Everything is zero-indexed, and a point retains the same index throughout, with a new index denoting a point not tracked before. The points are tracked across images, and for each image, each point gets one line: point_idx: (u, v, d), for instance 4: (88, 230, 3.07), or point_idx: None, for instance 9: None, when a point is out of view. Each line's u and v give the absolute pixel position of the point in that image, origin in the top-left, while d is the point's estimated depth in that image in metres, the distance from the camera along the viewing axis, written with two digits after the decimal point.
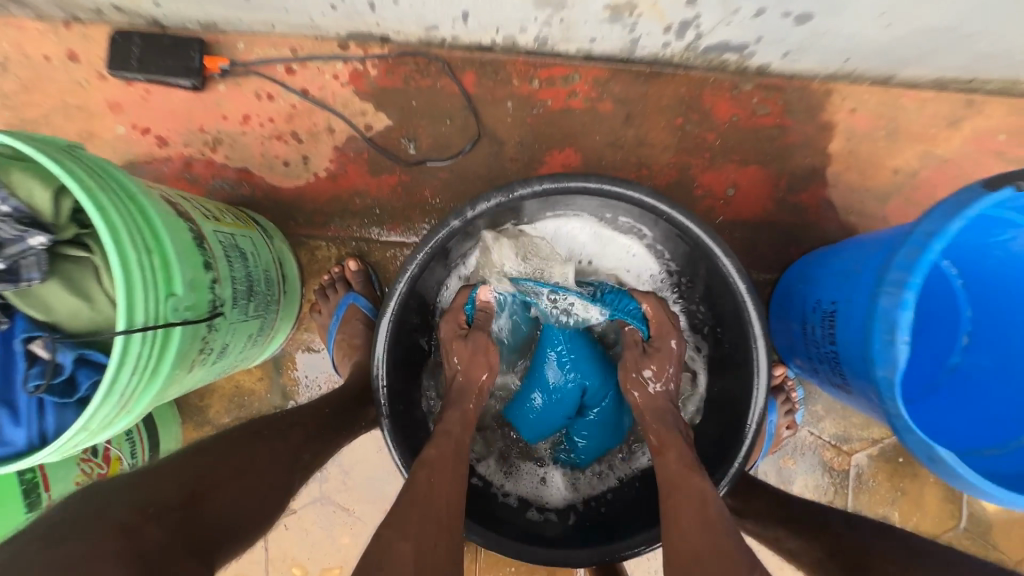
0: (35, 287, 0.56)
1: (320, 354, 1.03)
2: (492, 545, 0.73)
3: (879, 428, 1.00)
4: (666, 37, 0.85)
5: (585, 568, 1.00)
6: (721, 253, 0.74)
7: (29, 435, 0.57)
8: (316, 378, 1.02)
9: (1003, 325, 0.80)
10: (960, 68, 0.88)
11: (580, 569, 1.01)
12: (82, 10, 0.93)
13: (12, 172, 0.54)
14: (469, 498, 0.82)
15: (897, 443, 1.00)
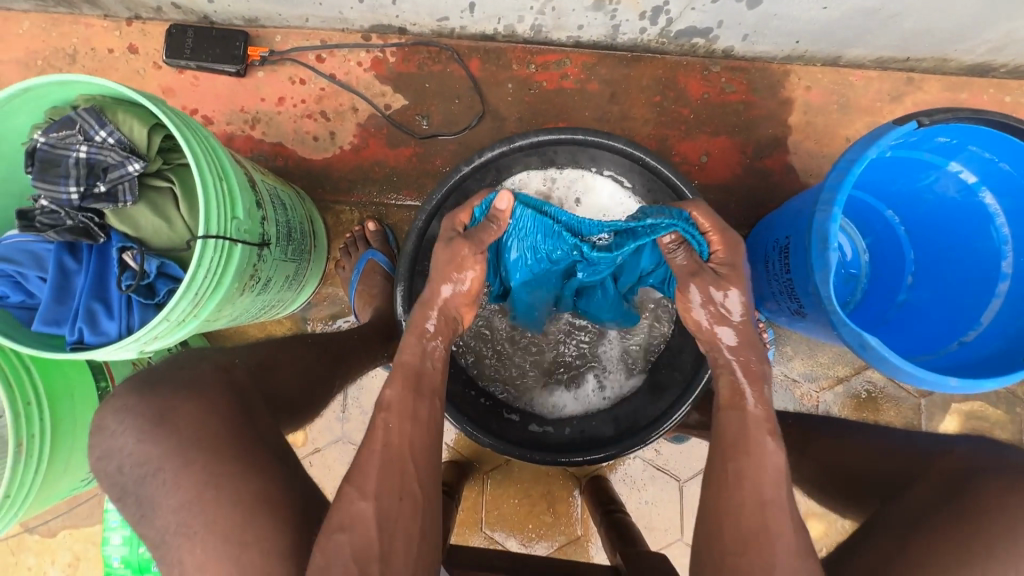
0: (128, 207, 0.69)
1: (342, 307, 1.15)
2: (500, 449, 0.84)
3: (843, 367, 1.11)
4: (642, 23, 1.00)
5: (581, 494, 1.12)
6: (689, 193, 0.86)
7: (120, 327, 0.69)
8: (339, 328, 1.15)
9: (939, 260, 0.92)
10: (895, 47, 1.03)
11: (576, 495, 1.13)
12: (144, 9, 1.10)
13: (117, 112, 0.68)
14: (479, 415, 0.91)
15: (860, 380, 1.11)
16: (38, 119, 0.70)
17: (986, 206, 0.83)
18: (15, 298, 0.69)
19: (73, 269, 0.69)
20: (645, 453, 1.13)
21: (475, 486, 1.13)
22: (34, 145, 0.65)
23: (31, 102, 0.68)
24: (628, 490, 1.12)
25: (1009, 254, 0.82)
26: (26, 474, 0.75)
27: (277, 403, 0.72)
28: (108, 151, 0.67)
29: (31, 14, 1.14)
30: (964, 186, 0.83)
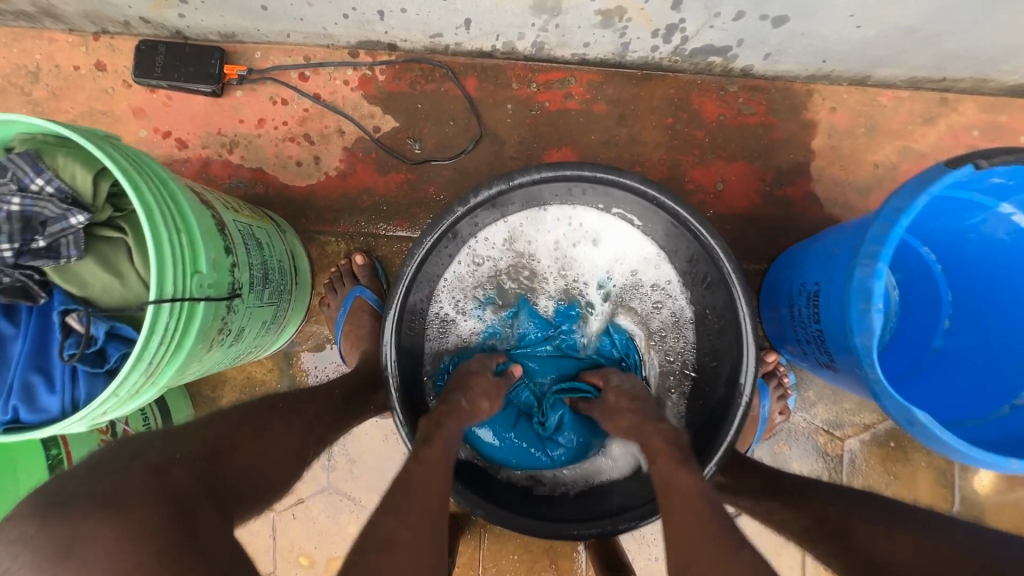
0: (73, 263, 0.61)
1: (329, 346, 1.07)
2: (495, 519, 0.77)
3: (870, 412, 1.03)
4: (654, 41, 0.91)
5: (587, 550, 1.03)
6: (707, 235, 0.77)
7: (62, 402, 0.61)
8: (325, 369, 1.06)
9: (982, 306, 0.84)
10: (931, 68, 0.94)
11: (582, 552, 1.04)
12: (111, 23, 1.00)
13: (57, 156, 0.59)
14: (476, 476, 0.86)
15: (888, 427, 1.02)
16: None
17: None
18: None
19: (10, 335, 0.61)
20: None
21: (471, 541, 1.05)
22: None
23: None
24: (636, 545, 1.04)
25: None
26: None
27: (235, 494, 0.62)
28: (45, 202, 0.58)
29: None
30: (1016, 229, 0.75)
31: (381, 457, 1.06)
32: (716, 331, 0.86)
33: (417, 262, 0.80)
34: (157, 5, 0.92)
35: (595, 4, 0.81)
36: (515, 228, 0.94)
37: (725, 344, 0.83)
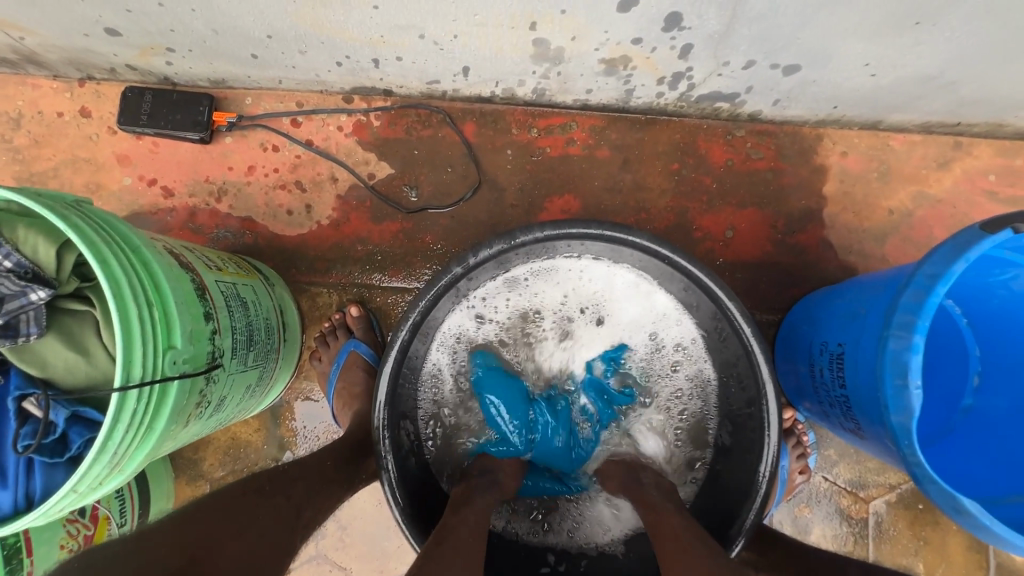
0: (33, 342, 0.55)
1: (319, 404, 1.01)
2: None
3: (896, 472, 0.96)
4: (659, 88, 0.88)
5: None
6: (724, 295, 0.73)
7: (15, 498, 0.55)
8: (314, 429, 1.00)
9: (1014, 366, 0.79)
10: (946, 113, 0.90)
11: None
12: (96, 70, 0.97)
13: (18, 227, 0.54)
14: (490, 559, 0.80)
15: (916, 488, 0.96)
16: None
17: None
18: None
19: None
20: None
21: None
22: None
23: None
24: None
25: None
26: None
27: None
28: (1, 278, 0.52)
29: None
30: None
31: (374, 524, 0.98)
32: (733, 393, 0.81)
33: (411, 325, 0.75)
34: (142, 53, 0.88)
35: (599, 53, 0.78)
36: (520, 278, 0.89)
37: (749, 410, 0.78)
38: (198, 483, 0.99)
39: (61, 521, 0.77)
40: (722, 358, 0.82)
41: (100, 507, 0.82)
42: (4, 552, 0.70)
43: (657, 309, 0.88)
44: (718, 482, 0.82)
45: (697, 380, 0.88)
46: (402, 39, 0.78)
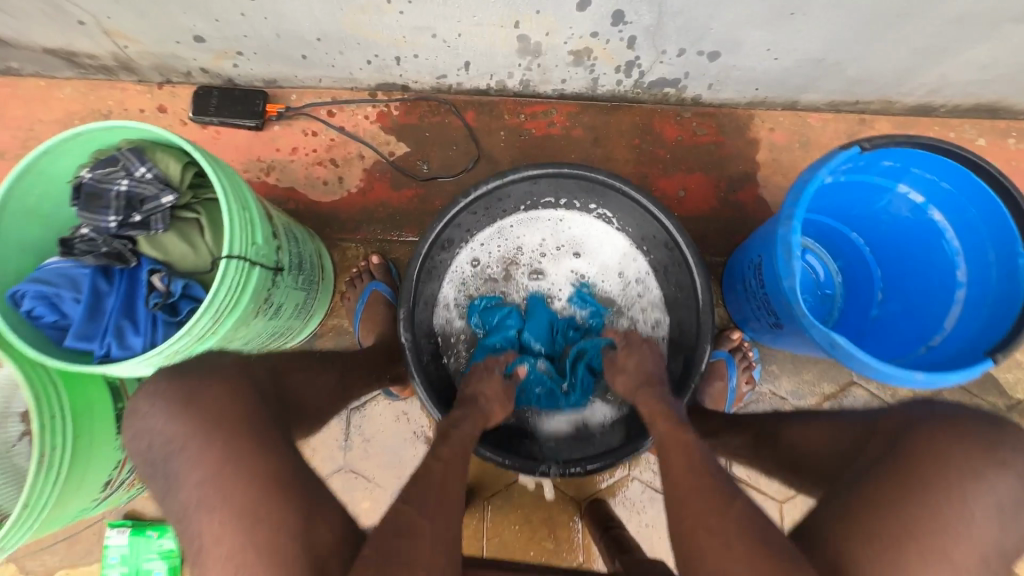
0: (160, 234, 0.77)
1: (348, 338, 1.22)
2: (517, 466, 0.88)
3: (829, 384, 1.15)
4: (617, 76, 1.13)
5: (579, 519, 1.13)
6: (663, 215, 0.94)
7: (146, 341, 0.75)
8: None
9: (904, 277, 1.00)
10: (844, 92, 1.15)
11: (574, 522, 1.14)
12: (175, 74, 1.22)
13: (156, 152, 0.77)
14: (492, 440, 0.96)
15: (846, 397, 1.15)
16: (83, 161, 0.79)
17: (936, 223, 0.91)
18: (49, 318, 0.74)
19: (105, 291, 0.77)
20: (643, 476, 1.14)
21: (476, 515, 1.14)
22: (81, 180, 0.74)
23: (80, 145, 0.77)
24: (628, 514, 1.13)
25: (962, 264, 0.89)
26: (45, 486, 0.73)
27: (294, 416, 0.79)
28: (145, 184, 0.75)
29: (71, 80, 1.27)
30: (914, 205, 0.92)
31: (393, 438, 1.16)
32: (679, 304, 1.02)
33: (427, 246, 0.95)
34: (217, 57, 1.14)
35: (568, 46, 1.04)
36: (511, 229, 1.12)
37: (689, 314, 0.98)
38: None
39: None
40: (671, 277, 1.03)
41: None
42: None
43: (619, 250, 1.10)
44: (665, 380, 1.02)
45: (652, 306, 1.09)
46: (419, 39, 1.04)
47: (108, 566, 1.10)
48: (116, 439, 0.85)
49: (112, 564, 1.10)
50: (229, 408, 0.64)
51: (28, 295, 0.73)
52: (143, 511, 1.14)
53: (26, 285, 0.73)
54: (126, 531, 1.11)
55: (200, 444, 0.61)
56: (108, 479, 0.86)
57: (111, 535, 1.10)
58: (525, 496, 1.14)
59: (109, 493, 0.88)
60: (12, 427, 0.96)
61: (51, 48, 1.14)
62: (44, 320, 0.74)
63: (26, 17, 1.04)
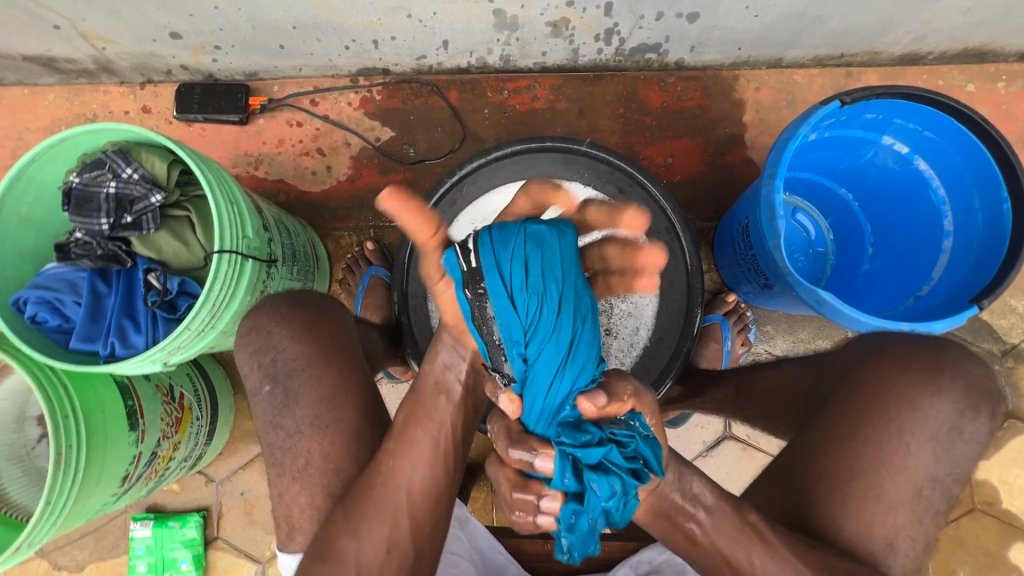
0: (151, 233, 0.79)
1: None
2: None
3: (805, 331, 1.17)
4: (598, 44, 1.13)
5: None
6: (644, 180, 0.96)
7: (147, 339, 0.78)
8: None
9: (896, 230, 1.00)
10: (828, 45, 1.14)
11: None
12: (156, 73, 1.22)
13: (141, 152, 0.79)
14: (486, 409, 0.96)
15: (826, 341, 1.16)
16: (71, 166, 0.80)
17: (921, 172, 0.91)
18: (54, 322, 0.77)
19: (105, 292, 0.79)
20: None
21: (485, 488, 1.16)
22: (71, 185, 0.75)
23: (67, 150, 0.78)
24: None
25: (947, 213, 0.90)
26: (64, 483, 0.76)
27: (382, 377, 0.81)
28: (133, 185, 0.77)
29: (54, 86, 1.26)
30: (899, 156, 0.92)
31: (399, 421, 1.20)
32: (664, 256, 0.98)
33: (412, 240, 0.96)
34: (195, 52, 1.14)
35: (544, 17, 1.04)
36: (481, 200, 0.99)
37: (676, 263, 0.97)
38: None
39: (230, 391, 1.16)
40: (648, 226, 0.98)
41: (216, 400, 1.11)
42: (229, 382, 1.17)
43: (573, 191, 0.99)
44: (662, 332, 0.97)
45: None
46: (395, 20, 1.04)
47: (134, 557, 1.13)
48: (131, 435, 0.88)
49: (138, 555, 1.13)
50: (326, 342, 0.80)
51: (29, 301, 0.75)
52: (164, 503, 1.18)
53: (27, 290, 0.75)
54: (149, 523, 1.14)
55: (321, 367, 0.78)
56: (125, 473, 0.88)
57: (135, 528, 1.14)
58: None
59: (127, 487, 0.91)
60: (31, 431, 0.97)
61: (30, 54, 1.14)
62: (48, 324, 0.77)
63: (4, 25, 1.05)
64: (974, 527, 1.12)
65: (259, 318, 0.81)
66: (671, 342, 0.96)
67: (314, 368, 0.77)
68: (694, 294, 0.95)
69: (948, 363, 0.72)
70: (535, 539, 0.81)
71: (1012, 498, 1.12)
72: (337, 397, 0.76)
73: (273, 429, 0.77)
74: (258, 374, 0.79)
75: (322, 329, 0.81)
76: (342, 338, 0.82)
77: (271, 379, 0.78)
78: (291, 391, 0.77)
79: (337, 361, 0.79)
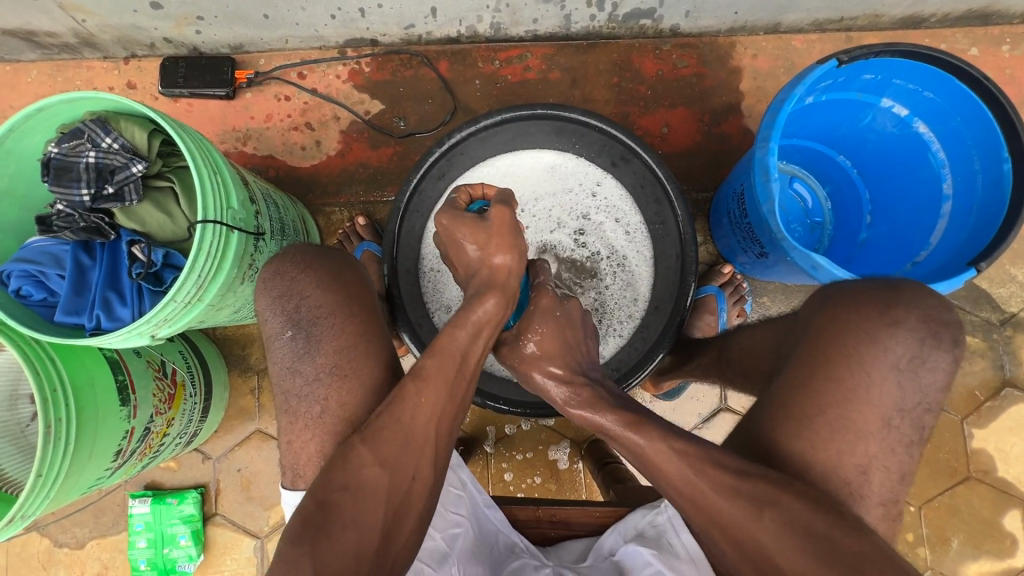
0: (134, 205, 0.77)
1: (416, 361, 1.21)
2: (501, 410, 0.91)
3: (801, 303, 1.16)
4: (590, 10, 1.10)
5: (567, 450, 1.16)
6: (639, 148, 0.91)
7: (133, 312, 0.77)
8: None
9: (896, 197, 0.98)
10: (827, 8, 1.11)
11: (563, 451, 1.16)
12: (140, 47, 1.19)
13: (120, 121, 0.77)
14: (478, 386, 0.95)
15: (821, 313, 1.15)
16: (50, 137, 0.78)
17: (921, 135, 0.90)
18: (38, 296, 0.76)
19: (89, 265, 0.78)
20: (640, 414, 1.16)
21: (480, 462, 1.16)
22: (49, 155, 0.74)
23: (45, 120, 0.76)
24: None
25: (948, 176, 0.89)
26: (55, 456, 0.76)
27: None
28: (113, 155, 0.75)
29: (36, 62, 1.24)
30: (899, 120, 0.90)
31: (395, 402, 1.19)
32: (656, 226, 0.98)
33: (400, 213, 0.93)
34: (177, 24, 1.11)
35: None
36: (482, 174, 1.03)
37: (669, 233, 0.95)
38: (248, 374, 1.20)
39: (224, 368, 1.16)
40: (642, 197, 0.99)
41: (211, 375, 1.10)
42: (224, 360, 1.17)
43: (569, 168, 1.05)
44: (658, 300, 0.98)
45: (623, 230, 1.04)
46: None
47: (133, 534, 1.14)
48: (122, 410, 0.87)
49: (137, 531, 1.14)
50: (351, 291, 0.78)
51: (13, 274, 0.74)
52: (162, 481, 1.18)
53: (10, 264, 0.74)
54: (147, 500, 1.15)
55: (344, 315, 0.76)
56: (118, 448, 0.88)
57: (133, 505, 1.15)
58: (526, 439, 1.17)
59: (121, 462, 0.91)
60: (23, 409, 0.96)
61: (10, 28, 1.12)
62: (33, 298, 0.76)
63: None
64: (969, 495, 1.12)
65: (282, 265, 0.79)
66: (665, 310, 0.95)
67: (336, 317, 0.75)
68: (687, 264, 0.90)
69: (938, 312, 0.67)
70: (526, 506, 0.82)
71: (1008, 466, 1.13)
72: (359, 347, 0.75)
73: (291, 376, 0.74)
74: (279, 320, 0.76)
75: (349, 279, 0.79)
76: (367, 293, 0.80)
77: (293, 325, 0.75)
78: (312, 340, 0.74)
79: (358, 314, 0.76)
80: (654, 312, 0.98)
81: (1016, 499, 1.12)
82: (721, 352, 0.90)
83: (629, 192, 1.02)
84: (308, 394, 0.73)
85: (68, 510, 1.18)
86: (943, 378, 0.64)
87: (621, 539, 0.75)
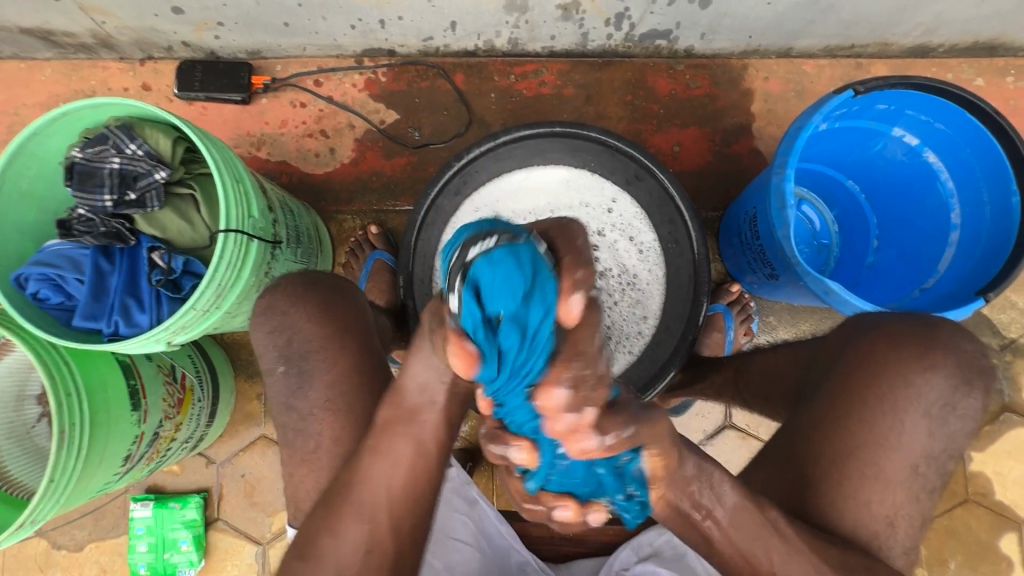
0: (156, 212, 0.78)
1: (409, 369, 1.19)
2: None
3: (807, 323, 1.17)
4: (607, 29, 1.12)
5: None
6: (655, 168, 0.93)
7: (151, 319, 0.78)
8: None
9: (902, 223, 1.00)
10: (838, 35, 1.13)
11: None
12: (157, 49, 1.20)
13: (144, 128, 0.77)
14: None
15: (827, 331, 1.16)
16: (73, 140, 0.79)
17: (931, 164, 0.92)
18: (56, 300, 0.76)
19: (107, 270, 0.78)
20: None
21: (485, 474, 1.17)
22: (73, 160, 0.74)
23: (69, 124, 0.77)
24: None
25: (956, 205, 0.91)
26: (67, 460, 0.76)
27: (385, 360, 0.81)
28: (137, 161, 0.75)
29: (51, 61, 1.23)
30: (909, 148, 0.92)
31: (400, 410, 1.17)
32: (669, 243, 0.99)
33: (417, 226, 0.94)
34: (197, 28, 1.12)
35: None
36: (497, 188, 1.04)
37: (682, 251, 0.97)
38: (254, 379, 1.20)
39: (232, 373, 1.16)
40: (654, 215, 1.00)
41: (219, 382, 1.10)
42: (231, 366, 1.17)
43: (581, 183, 1.05)
44: (668, 316, 0.99)
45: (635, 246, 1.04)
46: None
47: (134, 537, 1.14)
48: (133, 414, 0.87)
49: (138, 535, 1.13)
50: (342, 322, 0.79)
51: (31, 278, 0.74)
52: (164, 484, 1.18)
53: (29, 268, 0.74)
54: (149, 503, 1.14)
55: (333, 348, 0.77)
56: (127, 452, 0.88)
57: (135, 509, 1.14)
58: None
59: (129, 467, 0.90)
60: (30, 410, 0.95)
61: (28, 27, 1.12)
62: (50, 301, 0.76)
63: None
64: (966, 517, 1.14)
65: (273, 299, 0.78)
66: (675, 327, 0.97)
67: (326, 351, 0.77)
68: (699, 280, 0.93)
69: (944, 337, 0.69)
70: (539, 523, 0.82)
71: (1006, 490, 1.14)
72: (349, 379, 0.76)
73: (286, 409, 0.76)
74: (272, 355, 0.77)
75: (338, 312, 0.79)
76: (359, 321, 0.80)
77: (285, 360, 0.77)
78: (304, 374, 0.76)
79: (349, 346, 0.78)
80: (666, 328, 0.99)
81: (1012, 522, 1.14)
82: (739, 373, 0.93)
83: (643, 209, 1.03)
84: (326, 404, 0.74)
85: (67, 512, 1.17)
86: (938, 404, 0.68)
87: (634, 557, 0.79)
